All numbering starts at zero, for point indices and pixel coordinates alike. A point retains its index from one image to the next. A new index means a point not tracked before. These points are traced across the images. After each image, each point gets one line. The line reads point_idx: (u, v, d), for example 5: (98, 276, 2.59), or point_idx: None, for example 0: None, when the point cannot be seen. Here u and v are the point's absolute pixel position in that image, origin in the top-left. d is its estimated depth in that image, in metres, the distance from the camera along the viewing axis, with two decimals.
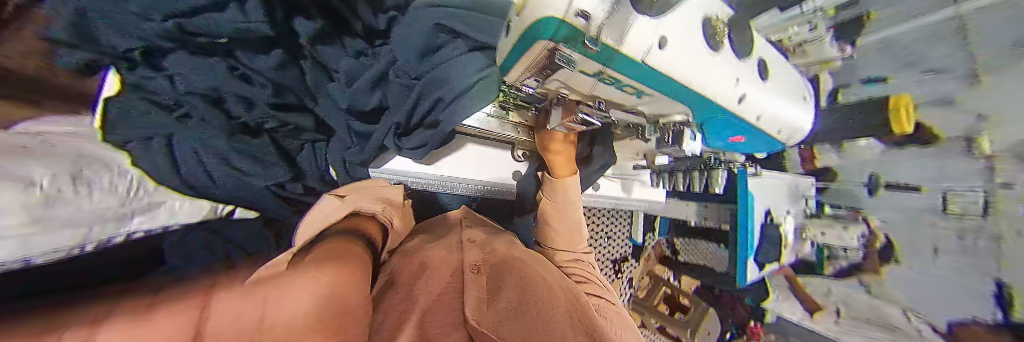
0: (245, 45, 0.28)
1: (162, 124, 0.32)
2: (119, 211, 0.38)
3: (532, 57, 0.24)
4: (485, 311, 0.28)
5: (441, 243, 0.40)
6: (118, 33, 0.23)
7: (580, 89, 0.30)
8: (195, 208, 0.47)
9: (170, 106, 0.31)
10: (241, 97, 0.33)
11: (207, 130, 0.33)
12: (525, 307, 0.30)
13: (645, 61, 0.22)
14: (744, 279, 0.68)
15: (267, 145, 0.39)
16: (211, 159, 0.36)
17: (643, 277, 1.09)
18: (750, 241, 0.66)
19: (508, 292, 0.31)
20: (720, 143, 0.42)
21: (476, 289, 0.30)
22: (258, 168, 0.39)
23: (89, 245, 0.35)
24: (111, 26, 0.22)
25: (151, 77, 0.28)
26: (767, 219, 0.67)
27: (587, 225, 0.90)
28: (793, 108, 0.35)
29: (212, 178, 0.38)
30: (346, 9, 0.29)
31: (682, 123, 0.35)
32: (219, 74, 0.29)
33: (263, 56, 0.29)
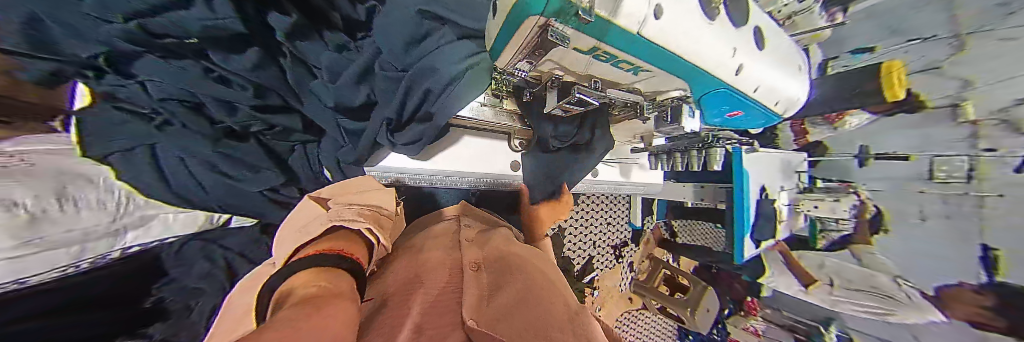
0: (217, 45, 0.26)
1: (143, 133, 0.31)
2: (110, 227, 0.37)
3: (524, 34, 0.23)
4: (484, 307, 0.27)
5: (439, 245, 0.41)
6: (77, 39, 0.21)
7: (574, 69, 0.30)
8: (190, 219, 0.46)
9: (149, 114, 0.31)
10: (221, 101, 0.32)
11: (191, 137, 0.33)
12: (521, 296, 0.30)
13: (640, 33, 0.20)
14: (742, 256, 0.69)
15: (255, 148, 0.39)
16: (198, 166, 0.36)
17: (643, 260, 1.14)
18: (747, 217, 0.68)
19: (506, 288, 0.31)
20: (717, 120, 0.40)
21: (475, 287, 0.30)
22: (248, 173, 0.39)
23: (82, 263, 0.34)
24: (65, 30, 0.19)
25: (121, 85, 0.27)
26: (762, 195, 0.68)
27: (588, 213, 0.97)
28: (790, 80, 0.34)
29: (203, 187, 0.38)
30: (323, 1, 0.29)
31: (680, 98, 0.37)
32: (192, 77, 0.27)
33: (238, 57, 0.27)
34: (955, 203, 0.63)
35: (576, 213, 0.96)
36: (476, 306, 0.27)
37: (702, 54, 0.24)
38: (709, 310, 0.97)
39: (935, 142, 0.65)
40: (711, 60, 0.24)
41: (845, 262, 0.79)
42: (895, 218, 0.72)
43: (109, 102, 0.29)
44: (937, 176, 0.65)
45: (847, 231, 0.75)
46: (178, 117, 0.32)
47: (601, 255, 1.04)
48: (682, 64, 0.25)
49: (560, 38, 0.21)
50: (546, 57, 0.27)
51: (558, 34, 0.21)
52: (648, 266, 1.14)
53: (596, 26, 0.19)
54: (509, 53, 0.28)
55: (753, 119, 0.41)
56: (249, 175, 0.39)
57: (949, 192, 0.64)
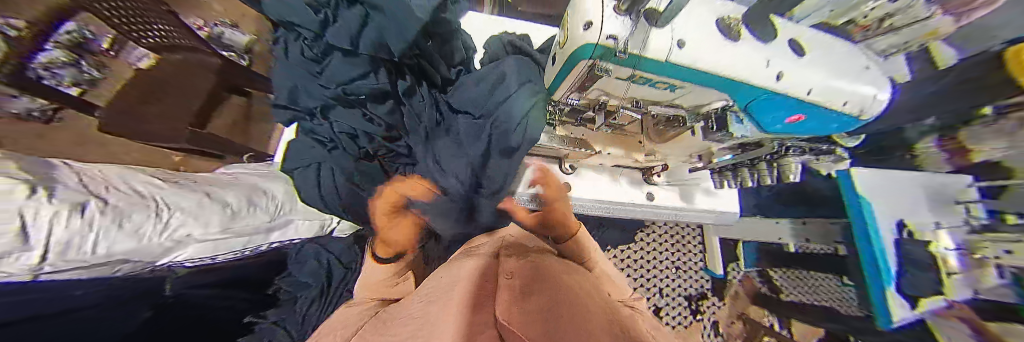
0: (372, 99, 0.50)
1: (319, 154, 0.53)
2: (267, 227, 0.53)
3: (576, 74, 0.30)
4: (514, 307, 0.15)
5: (475, 261, 0.32)
6: (310, 97, 0.51)
7: (616, 93, 0.33)
8: (309, 227, 0.62)
9: (325, 143, 0.54)
10: (365, 134, 0.54)
11: (340, 157, 0.54)
12: (582, 298, 0.18)
13: (669, 60, 0.23)
14: (886, 321, 0.51)
15: (376, 166, 0.57)
16: (341, 178, 0.53)
17: (733, 322, 0.90)
18: (881, 268, 0.50)
19: (541, 294, 0.18)
20: (778, 127, 0.31)
21: (507, 291, 0.19)
22: (370, 184, 0.55)
23: (247, 250, 0.53)
24: (302, 93, 0.50)
25: (322, 126, 0.53)
26: (899, 234, 0.52)
27: (649, 252, 0.91)
28: (852, 77, 0.26)
29: (320, 195, 0.53)
30: (433, 68, 0.53)
31: (725, 109, 0.34)
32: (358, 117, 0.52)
33: (381, 105, 0.51)
34: None
35: (639, 251, 0.91)
36: (507, 305, 0.16)
37: (730, 67, 0.24)
38: None
39: None
40: (742, 72, 0.24)
41: None
42: None
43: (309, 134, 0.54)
44: None
45: None
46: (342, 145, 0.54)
47: (671, 307, 0.90)
48: (715, 78, 0.25)
49: (604, 70, 0.26)
50: (592, 87, 0.31)
51: (603, 68, 0.26)
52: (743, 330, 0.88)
53: (631, 60, 0.24)
54: (564, 88, 0.36)
55: (822, 124, 0.30)
56: (367, 187, 0.55)
57: None
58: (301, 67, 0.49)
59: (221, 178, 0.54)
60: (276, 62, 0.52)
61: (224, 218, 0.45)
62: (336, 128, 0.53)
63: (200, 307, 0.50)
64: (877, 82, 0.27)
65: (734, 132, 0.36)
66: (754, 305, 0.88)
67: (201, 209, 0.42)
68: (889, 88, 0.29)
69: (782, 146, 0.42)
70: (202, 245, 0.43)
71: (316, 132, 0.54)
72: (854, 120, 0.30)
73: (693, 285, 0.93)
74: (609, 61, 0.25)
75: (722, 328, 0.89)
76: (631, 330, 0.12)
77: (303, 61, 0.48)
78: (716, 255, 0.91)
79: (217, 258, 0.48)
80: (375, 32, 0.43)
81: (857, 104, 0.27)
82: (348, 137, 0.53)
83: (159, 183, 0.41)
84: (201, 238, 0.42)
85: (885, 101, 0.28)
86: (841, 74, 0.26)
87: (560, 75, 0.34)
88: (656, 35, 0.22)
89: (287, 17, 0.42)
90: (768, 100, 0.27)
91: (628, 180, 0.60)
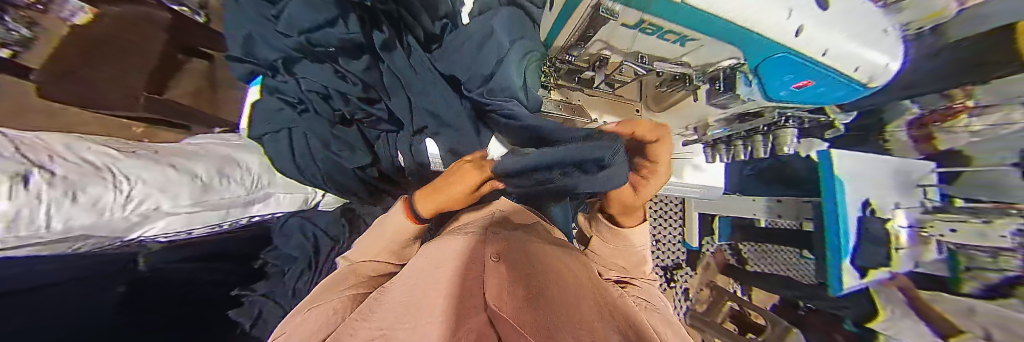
0: (345, 53, 0.46)
1: (289, 117, 0.48)
2: (246, 197, 0.50)
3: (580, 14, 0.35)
4: (504, 293, 0.15)
5: (458, 240, 0.31)
6: (266, 47, 0.44)
7: (621, 42, 0.37)
8: (293, 200, 0.60)
9: (294, 104, 0.49)
10: (340, 95, 0.50)
11: (315, 120, 0.50)
12: (565, 287, 0.19)
13: (685, 2, 0.22)
14: (839, 288, 0.57)
15: (355, 132, 0.54)
16: (318, 143, 0.50)
17: (701, 288, 0.96)
18: (844, 242, 0.55)
19: (530, 279, 0.19)
20: (782, 91, 0.32)
21: (496, 275, 0.19)
22: (349, 151, 0.53)
23: (229, 221, 0.51)
24: (257, 41, 0.43)
25: (285, 82, 0.48)
26: (866, 211, 0.55)
27: None
28: (872, 36, 0.25)
29: (314, 157, 0.51)
30: (410, 17, 0.46)
31: (732, 67, 0.37)
32: (329, 75, 0.48)
33: (356, 61, 0.47)
34: None
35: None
36: (497, 292, 0.15)
37: (750, 15, 0.23)
38: None
39: None
40: (764, 22, 0.23)
41: None
42: None
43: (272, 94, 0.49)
44: None
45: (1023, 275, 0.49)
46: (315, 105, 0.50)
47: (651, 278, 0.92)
48: (728, 28, 0.24)
49: (609, 12, 0.30)
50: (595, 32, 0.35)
51: (606, 8, 0.29)
52: (710, 295, 0.95)
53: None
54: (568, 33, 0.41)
55: (821, 93, 0.30)
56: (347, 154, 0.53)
57: None
58: (257, 9, 0.42)
59: (182, 147, 0.48)
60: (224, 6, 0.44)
61: (196, 191, 0.41)
62: (303, 86, 0.48)
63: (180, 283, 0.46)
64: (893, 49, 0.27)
65: (741, 93, 0.39)
66: (722, 274, 0.95)
67: (167, 182, 0.38)
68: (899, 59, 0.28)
69: (779, 116, 0.46)
70: (174, 217, 0.40)
71: (284, 92, 0.49)
72: (857, 90, 0.30)
73: (670, 255, 0.97)
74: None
75: (691, 293, 0.95)
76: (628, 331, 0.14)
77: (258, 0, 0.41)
78: (695, 230, 0.97)
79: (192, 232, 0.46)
80: None
81: (867, 71, 0.27)
82: (321, 97, 0.49)
83: (115, 154, 0.37)
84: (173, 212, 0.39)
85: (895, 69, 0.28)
86: (860, 34, 0.25)
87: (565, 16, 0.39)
88: None
89: None
90: (780, 57, 0.26)
91: None
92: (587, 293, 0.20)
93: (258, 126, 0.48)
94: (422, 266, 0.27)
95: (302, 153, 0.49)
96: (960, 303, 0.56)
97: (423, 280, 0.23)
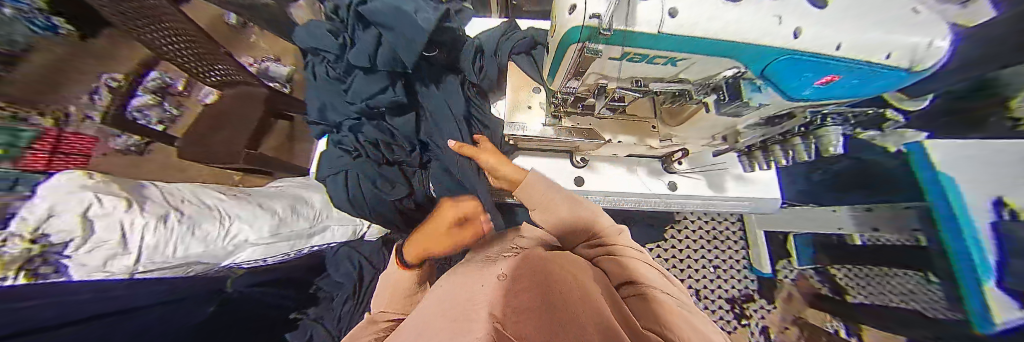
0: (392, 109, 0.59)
1: (344, 161, 0.60)
2: (309, 230, 0.58)
3: (570, 58, 0.30)
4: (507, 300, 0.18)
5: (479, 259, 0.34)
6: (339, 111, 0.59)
7: (611, 74, 0.33)
8: (343, 233, 0.66)
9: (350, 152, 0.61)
10: (387, 141, 0.61)
11: (362, 161, 0.60)
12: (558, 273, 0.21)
13: (660, 33, 0.23)
14: (987, 326, 0.42)
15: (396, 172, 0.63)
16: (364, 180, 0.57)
17: (786, 328, 0.79)
18: (976, 262, 0.42)
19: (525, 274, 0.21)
20: (806, 94, 0.28)
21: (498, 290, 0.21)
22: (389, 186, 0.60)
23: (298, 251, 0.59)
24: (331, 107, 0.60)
25: (344, 137, 0.61)
26: (997, 217, 0.42)
27: (682, 246, 0.88)
28: (897, 18, 0.22)
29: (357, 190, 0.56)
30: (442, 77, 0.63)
31: (735, 77, 0.30)
32: (378, 126, 0.61)
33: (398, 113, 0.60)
34: None
35: (680, 249, 0.87)
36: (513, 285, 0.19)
37: (737, 28, 0.22)
38: None
39: None
40: (751, 34, 0.22)
41: None
42: None
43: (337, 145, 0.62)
44: None
45: None
46: (365, 151, 0.60)
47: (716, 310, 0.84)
48: (721, 45, 0.24)
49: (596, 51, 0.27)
50: (589, 72, 0.32)
51: (593, 50, 0.26)
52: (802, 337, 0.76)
53: (618, 36, 0.24)
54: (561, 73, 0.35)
55: (860, 87, 0.26)
56: (388, 189, 0.59)
57: None
58: (331, 88, 0.60)
59: (268, 190, 0.61)
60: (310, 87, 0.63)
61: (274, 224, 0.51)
62: (358, 138, 0.60)
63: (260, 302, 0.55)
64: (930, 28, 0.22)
65: (749, 101, 0.31)
66: (812, 308, 0.77)
67: (254, 216, 0.49)
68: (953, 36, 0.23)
69: (816, 114, 0.38)
70: (255, 248, 0.48)
71: (343, 142, 0.62)
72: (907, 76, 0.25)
73: (738, 287, 0.85)
74: (596, 40, 0.25)
75: (776, 334, 0.80)
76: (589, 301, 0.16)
77: (334, 82, 0.60)
78: (763, 252, 0.83)
79: (268, 260, 0.53)
80: (388, 49, 0.51)
81: (906, 54, 0.22)
82: (370, 145, 0.60)
83: (223, 197, 0.49)
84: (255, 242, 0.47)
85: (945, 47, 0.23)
86: (882, 21, 0.22)
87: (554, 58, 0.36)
88: (643, 7, 0.22)
89: (315, 45, 0.55)
90: (789, 62, 0.24)
91: (644, 171, 0.57)
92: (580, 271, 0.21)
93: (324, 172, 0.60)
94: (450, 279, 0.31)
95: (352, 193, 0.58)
96: None
97: (458, 290, 0.25)
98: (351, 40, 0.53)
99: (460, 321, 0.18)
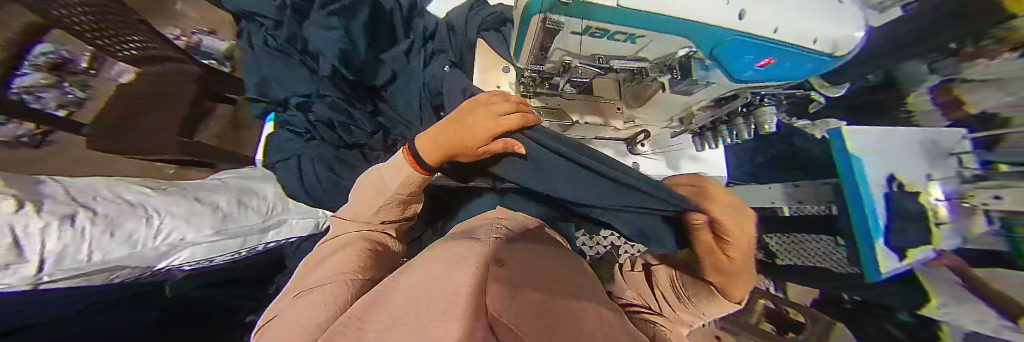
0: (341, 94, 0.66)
1: (299, 145, 0.65)
2: (263, 225, 0.54)
3: (536, 33, 0.35)
4: (505, 302, 0.19)
5: (455, 247, 0.34)
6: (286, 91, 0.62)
7: (575, 50, 0.38)
8: (306, 225, 0.62)
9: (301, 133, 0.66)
10: (337, 124, 0.67)
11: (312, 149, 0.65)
12: (572, 325, 0.20)
13: (618, 5, 0.27)
14: (879, 273, 0.51)
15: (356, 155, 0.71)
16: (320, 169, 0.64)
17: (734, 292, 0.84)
18: (877, 223, 0.50)
19: (524, 298, 0.21)
20: (749, 73, 0.35)
21: (496, 284, 0.22)
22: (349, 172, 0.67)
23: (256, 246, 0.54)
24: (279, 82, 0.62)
25: (291, 117, 0.65)
26: (892, 187, 0.51)
27: None
28: (811, 9, 0.29)
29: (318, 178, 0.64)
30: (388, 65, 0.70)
31: (688, 57, 0.36)
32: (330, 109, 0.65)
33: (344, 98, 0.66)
34: None
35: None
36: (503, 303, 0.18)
37: (691, 10, 0.27)
38: None
39: None
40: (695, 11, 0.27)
41: None
42: None
43: (286, 128, 0.66)
44: None
45: None
46: (318, 132, 0.66)
47: None
48: (684, 26, 0.29)
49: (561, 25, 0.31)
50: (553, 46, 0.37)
51: (557, 23, 0.31)
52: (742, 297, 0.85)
53: (581, 8, 0.28)
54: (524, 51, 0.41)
55: (781, 68, 0.34)
56: (347, 173, 0.67)
57: None
58: (280, 64, 0.61)
59: (207, 183, 0.53)
60: (250, 59, 0.62)
61: (216, 221, 0.46)
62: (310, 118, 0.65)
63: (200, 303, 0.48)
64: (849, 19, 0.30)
65: (699, 77, 0.38)
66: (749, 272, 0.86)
67: (196, 213, 0.44)
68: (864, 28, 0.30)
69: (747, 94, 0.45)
70: (198, 247, 0.43)
71: (294, 123, 0.65)
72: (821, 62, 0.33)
73: None
74: (561, 12, 0.29)
75: None
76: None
77: (285, 57, 0.61)
78: None
79: (213, 261, 0.47)
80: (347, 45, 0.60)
81: (827, 40, 0.30)
82: (323, 125, 0.66)
83: (150, 192, 0.42)
84: (194, 241, 0.42)
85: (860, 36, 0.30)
86: (799, 12, 0.29)
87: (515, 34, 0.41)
88: None
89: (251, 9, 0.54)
90: (734, 42, 0.31)
91: (611, 153, 0.56)
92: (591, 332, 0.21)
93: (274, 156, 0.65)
94: (419, 267, 0.31)
95: (309, 176, 0.64)
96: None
97: (430, 285, 0.24)
98: (311, 22, 0.59)
99: (438, 320, 0.16)
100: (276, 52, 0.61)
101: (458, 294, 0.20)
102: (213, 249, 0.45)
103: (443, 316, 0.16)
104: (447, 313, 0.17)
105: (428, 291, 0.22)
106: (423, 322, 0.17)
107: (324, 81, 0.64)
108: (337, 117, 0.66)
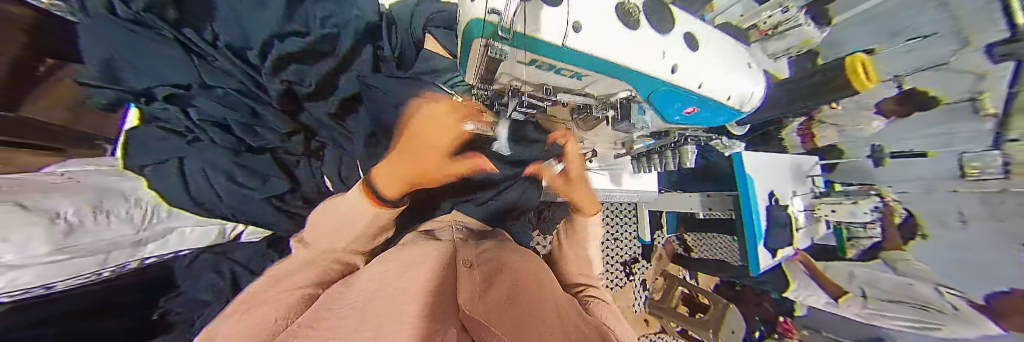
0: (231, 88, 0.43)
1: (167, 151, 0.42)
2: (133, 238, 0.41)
3: (474, 58, 0.22)
4: (475, 300, 0.18)
5: (425, 245, 0.34)
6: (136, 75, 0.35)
7: (524, 77, 0.25)
8: (203, 234, 0.51)
9: (183, 133, 0.43)
10: (243, 125, 0.47)
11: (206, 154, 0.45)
12: (540, 295, 0.22)
13: (565, 46, 0.17)
14: (758, 267, 0.65)
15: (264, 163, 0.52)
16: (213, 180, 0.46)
17: (657, 278, 1.08)
18: (757, 227, 0.64)
19: (498, 287, 0.21)
20: (676, 119, 0.32)
21: (470, 282, 0.22)
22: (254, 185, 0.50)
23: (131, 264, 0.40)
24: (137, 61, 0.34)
25: (162, 110, 0.41)
26: (771, 201, 0.66)
27: None
28: (731, 69, 0.29)
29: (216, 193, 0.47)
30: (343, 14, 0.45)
31: (629, 99, 0.32)
32: (235, 103, 0.45)
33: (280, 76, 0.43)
34: (997, 202, 0.56)
35: None
36: (469, 302, 0.17)
37: (643, 61, 0.21)
38: (735, 332, 0.90)
39: (960, 139, 0.56)
40: (650, 68, 0.21)
41: (879, 272, 0.74)
42: (933, 223, 0.65)
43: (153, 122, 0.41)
44: (970, 173, 0.56)
45: (879, 238, 0.70)
46: (206, 133, 0.44)
47: (609, 273, 1.00)
48: (622, 71, 0.21)
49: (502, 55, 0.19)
50: (497, 74, 0.24)
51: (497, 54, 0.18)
52: (664, 283, 1.08)
53: (524, 41, 0.17)
54: (469, 72, 0.27)
55: (704, 115, 0.33)
56: (257, 184, 0.50)
57: (987, 190, 0.56)
58: (151, 48, 0.35)
59: None
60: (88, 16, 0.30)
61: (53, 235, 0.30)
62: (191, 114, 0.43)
63: (159, 306, 0.41)
64: (755, 80, 0.32)
65: (635, 122, 0.36)
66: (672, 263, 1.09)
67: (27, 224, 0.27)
68: (764, 84, 0.33)
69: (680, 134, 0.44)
70: (34, 269, 0.28)
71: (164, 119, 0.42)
72: (733, 112, 0.34)
73: (627, 252, 1.04)
74: (501, 41, 0.17)
75: (648, 284, 1.06)
76: (585, 334, 0.17)
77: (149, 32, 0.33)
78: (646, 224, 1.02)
79: (56, 288, 0.30)
80: None
81: (740, 99, 0.31)
82: (215, 126, 0.45)
83: None
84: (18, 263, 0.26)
85: (760, 96, 0.33)
86: (729, 69, 0.29)
87: (461, 57, 0.26)
88: (549, 12, 0.16)
89: None
90: (666, 95, 0.26)
91: None
92: (556, 302, 0.23)
93: (138, 156, 0.41)
94: (388, 258, 0.30)
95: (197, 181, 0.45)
96: (845, 269, 0.78)
97: (386, 283, 0.21)
98: None
99: (398, 306, 0.16)
100: (124, 21, 0.31)
101: (428, 292, 0.19)
102: (54, 271, 0.30)
103: (421, 306, 0.16)
104: (427, 307, 0.17)
105: (392, 284, 0.21)
106: (369, 319, 0.15)
107: (216, 71, 0.41)
108: (238, 117, 0.47)
